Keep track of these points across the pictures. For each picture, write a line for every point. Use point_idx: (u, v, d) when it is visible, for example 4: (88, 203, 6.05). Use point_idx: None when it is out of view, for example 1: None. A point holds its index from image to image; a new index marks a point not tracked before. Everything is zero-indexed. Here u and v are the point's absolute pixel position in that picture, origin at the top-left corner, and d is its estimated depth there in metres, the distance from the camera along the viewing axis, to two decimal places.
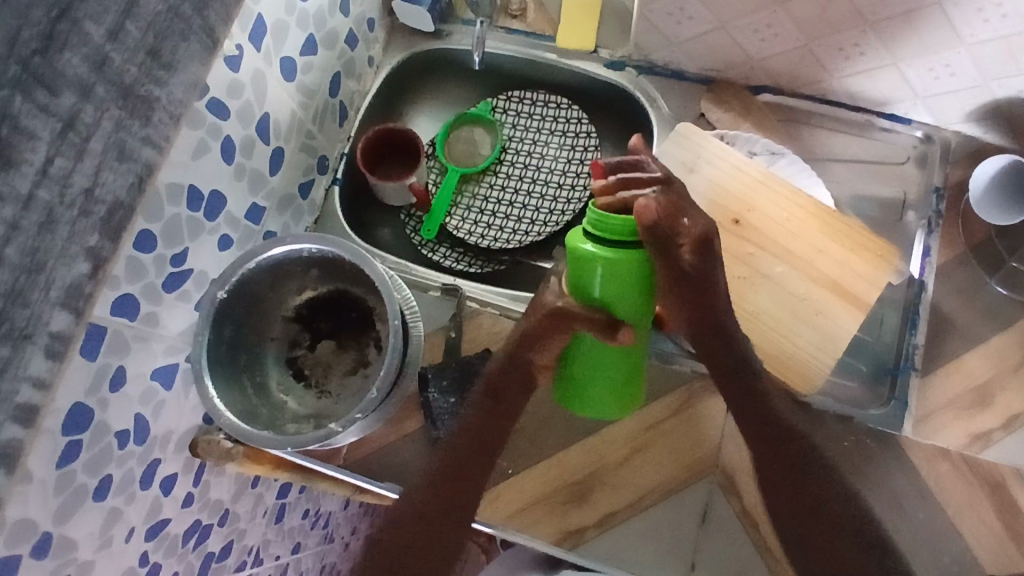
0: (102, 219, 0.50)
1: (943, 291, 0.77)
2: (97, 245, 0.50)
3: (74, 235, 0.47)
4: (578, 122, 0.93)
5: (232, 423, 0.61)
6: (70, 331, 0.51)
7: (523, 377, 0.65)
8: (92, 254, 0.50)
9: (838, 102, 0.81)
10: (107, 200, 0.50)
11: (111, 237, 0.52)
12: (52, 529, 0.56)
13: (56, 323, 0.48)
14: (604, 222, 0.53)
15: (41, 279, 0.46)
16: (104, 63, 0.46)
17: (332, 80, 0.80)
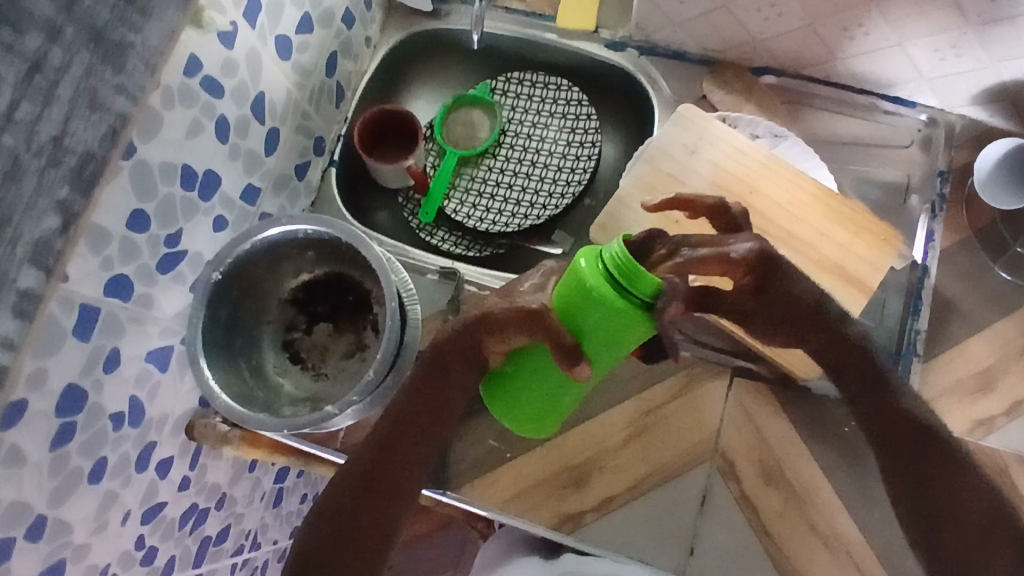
0: (71, 171, 0.48)
1: (946, 276, 0.77)
2: (68, 199, 0.49)
3: (42, 187, 0.45)
4: (578, 104, 0.91)
5: (229, 405, 0.61)
6: (40, 290, 0.48)
7: (475, 350, 0.59)
8: (61, 209, 0.48)
9: (841, 85, 0.80)
10: (78, 150, 0.48)
11: (83, 191, 0.50)
12: (47, 512, 0.56)
13: (24, 280, 0.46)
14: (622, 260, 0.48)
15: (7, 233, 0.44)
16: (73, 4, 0.44)
17: (328, 60, 0.79)
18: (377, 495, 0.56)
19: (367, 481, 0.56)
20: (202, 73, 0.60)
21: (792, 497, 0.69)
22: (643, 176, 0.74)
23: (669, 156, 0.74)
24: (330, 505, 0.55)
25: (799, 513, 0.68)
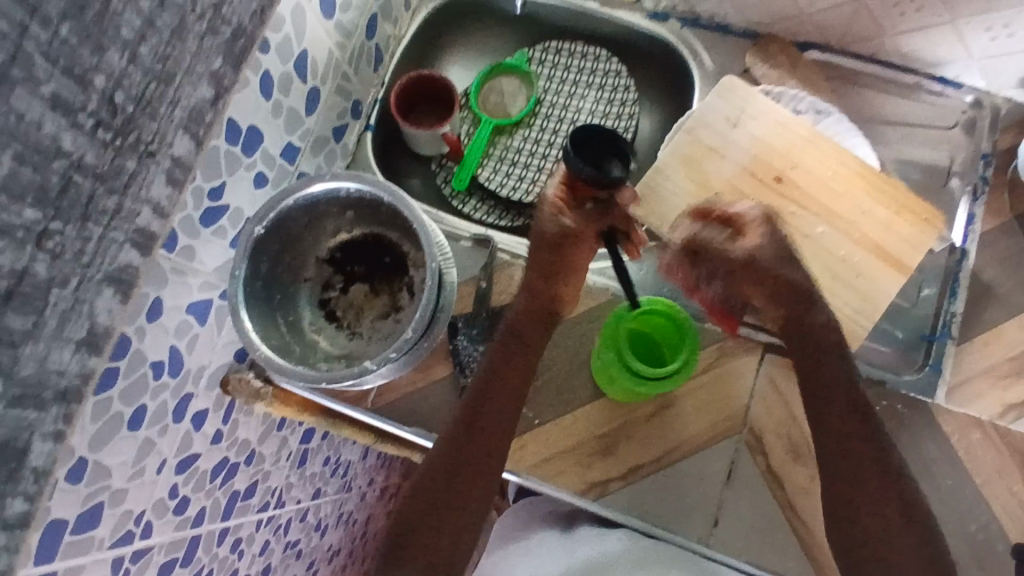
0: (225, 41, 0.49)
1: (985, 259, 0.75)
2: (220, 70, 0.50)
3: (201, 51, 0.47)
4: (617, 75, 0.91)
5: (267, 357, 0.61)
6: (189, 158, 0.50)
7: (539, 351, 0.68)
8: (214, 80, 0.49)
9: (887, 63, 0.79)
10: (232, 23, 0.49)
11: (233, 64, 0.51)
12: (87, 455, 0.57)
13: (178, 146, 0.48)
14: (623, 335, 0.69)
15: (169, 92, 0.45)
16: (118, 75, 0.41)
17: (369, 22, 0.79)
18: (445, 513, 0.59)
19: (439, 494, 0.59)
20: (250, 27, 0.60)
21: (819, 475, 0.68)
22: (681, 148, 0.73)
23: (710, 129, 0.73)
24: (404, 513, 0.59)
25: None
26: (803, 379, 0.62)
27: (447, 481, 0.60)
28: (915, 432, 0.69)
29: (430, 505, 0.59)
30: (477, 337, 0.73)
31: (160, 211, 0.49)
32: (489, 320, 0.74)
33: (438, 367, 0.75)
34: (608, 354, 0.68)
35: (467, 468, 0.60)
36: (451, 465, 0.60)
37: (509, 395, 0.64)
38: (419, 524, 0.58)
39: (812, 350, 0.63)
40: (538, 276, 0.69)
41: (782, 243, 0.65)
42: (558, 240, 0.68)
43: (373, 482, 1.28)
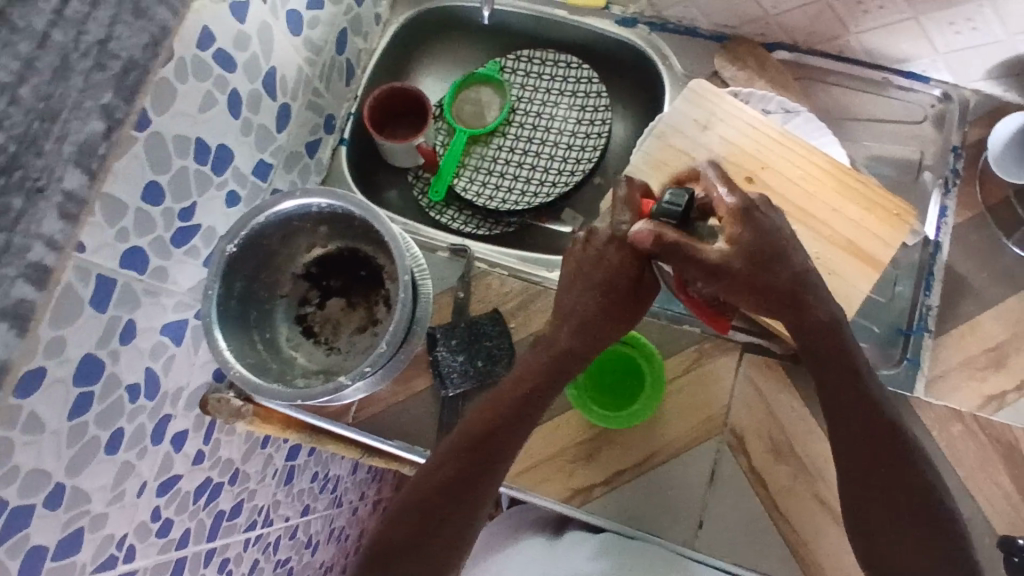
0: (115, 74, 0.46)
1: (957, 252, 0.76)
2: (112, 104, 0.46)
3: (88, 88, 0.45)
4: (588, 81, 0.91)
5: (243, 375, 0.61)
6: (86, 194, 0.46)
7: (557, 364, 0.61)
8: (105, 113, 0.46)
9: (853, 60, 0.80)
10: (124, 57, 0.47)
11: (126, 96, 0.47)
12: (65, 481, 0.56)
13: (71, 181, 0.45)
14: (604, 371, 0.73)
15: (55, 130, 0.44)
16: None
17: (339, 37, 0.79)
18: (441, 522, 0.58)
19: (437, 503, 0.59)
20: (214, 47, 0.60)
21: (802, 473, 0.68)
22: (653, 152, 0.73)
23: (680, 132, 0.74)
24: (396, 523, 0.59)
25: (808, 489, 0.68)
26: (837, 383, 0.57)
27: (448, 492, 0.59)
28: None
29: (422, 519, 0.58)
30: (456, 348, 0.72)
31: (56, 246, 0.45)
32: (467, 329, 0.73)
33: (418, 380, 0.74)
34: (573, 391, 0.70)
35: (469, 479, 0.59)
36: (452, 475, 0.59)
37: (528, 407, 0.60)
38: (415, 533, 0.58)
39: (835, 355, 0.57)
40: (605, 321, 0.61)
41: (758, 242, 0.55)
42: (627, 285, 0.61)
43: (363, 497, 1.27)
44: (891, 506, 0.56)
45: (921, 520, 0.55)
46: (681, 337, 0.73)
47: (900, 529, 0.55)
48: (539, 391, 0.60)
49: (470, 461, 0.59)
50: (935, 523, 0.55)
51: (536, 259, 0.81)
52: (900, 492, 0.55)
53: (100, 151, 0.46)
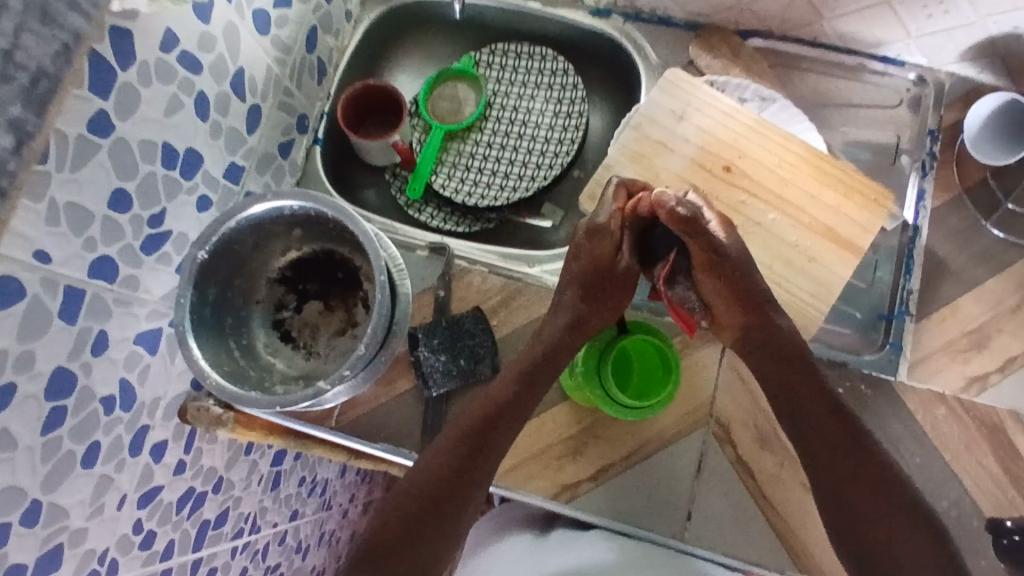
0: (23, 88, 0.44)
1: (937, 235, 0.76)
2: (22, 117, 0.45)
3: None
4: (564, 74, 0.90)
5: (220, 384, 0.60)
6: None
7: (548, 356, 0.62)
8: (14, 127, 0.45)
9: (830, 46, 0.79)
10: (31, 67, 0.44)
11: (36, 110, 0.47)
12: (41, 497, 0.55)
13: None
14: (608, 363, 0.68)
15: None
16: None
17: (309, 35, 0.78)
18: (430, 523, 0.58)
19: (429, 495, 0.59)
20: (177, 48, 0.60)
21: (787, 460, 0.68)
22: (630, 144, 0.73)
23: (657, 123, 0.73)
24: (391, 518, 0.59)
25: (795, 476, 0.68)
26: (801, 382, 0.60)
27: (443, 486, 0.59)
28: (878, 410, 0.69)
29: (416, 511, 0.59)
30: (439, 347, 0.71)
31: None
32: (449, 328, 0.72)
33: (401, 381, 0.73)
34: (596, 390, 0.67)
35: (459, 481, 0.59)
36: (443, 477, 0.59)
37: (523, 401, 0.61)
38: (402, 533, 0.58)
39: (791, 355, 0.60)
40: (593, 316, 0.63)
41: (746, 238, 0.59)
42: (598, 277, 0.63)
43: (353, 499, 1.26)
44: (874, 502, 0.56)
45: (905, 518, 0.55)
46: (665, 328, 0.73)
47: (885, 519, 0.55)
48: (525, 392, 0.61)
49: (461, 462, 0.59)
50: (918, 520, 0.55)
51: (518, 256, 0.79)
52: (882, 487, 0.56)
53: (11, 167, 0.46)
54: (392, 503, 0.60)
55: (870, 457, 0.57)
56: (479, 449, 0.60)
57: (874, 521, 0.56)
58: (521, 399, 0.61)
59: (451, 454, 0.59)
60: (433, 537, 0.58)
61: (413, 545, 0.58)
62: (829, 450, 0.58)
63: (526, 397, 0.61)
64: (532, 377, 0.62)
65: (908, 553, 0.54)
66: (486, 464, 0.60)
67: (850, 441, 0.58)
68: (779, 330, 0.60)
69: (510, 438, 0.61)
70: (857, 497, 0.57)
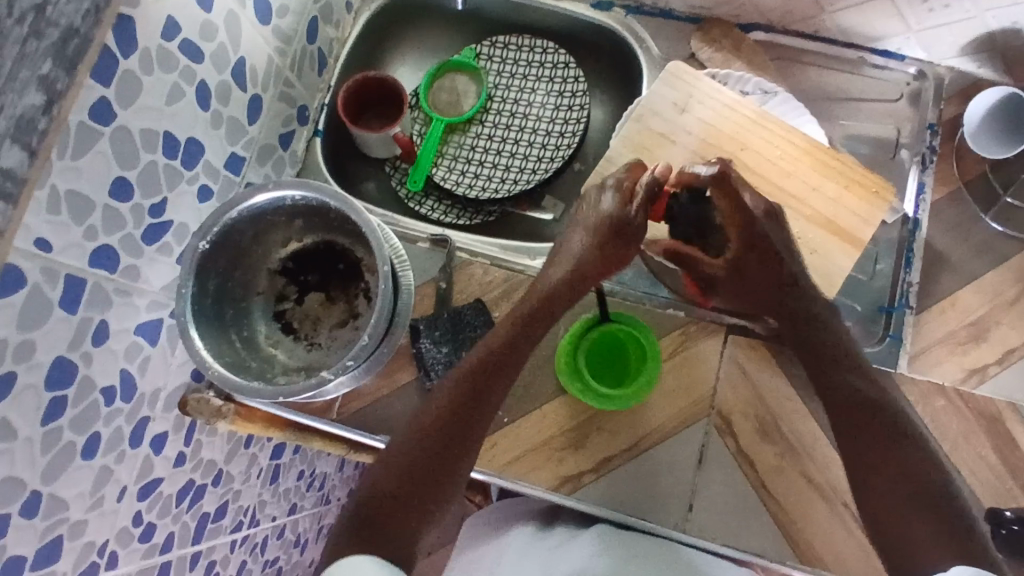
0: (55, 44, 0.46)
1: (936, 228, 0.77)
2: (51, 75, 0.46)
3: (22, 57, 0.43)
4: (565, 66, 0.90)
5: (222, 374, 0.60)
6: (24, 171, 0.46)
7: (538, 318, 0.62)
8: (45, 85, 0.46)
9: (830, 40, 0.80)
10: (60, 24, 0.45)
11: (68, 69, 0.48)
12: (41, 488, 0.55)
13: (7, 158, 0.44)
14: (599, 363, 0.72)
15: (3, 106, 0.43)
16: None
17: (310, 26, 0.77)
18: (424, 486, 0.57)
19: (424, 455, 0.58)
20: (178, 37, 0.59)
21: (788, 452, 0.68)
22: (632, 136, 0.73)
23: (659, 115, 0.73)
24: (383, 482, 0.57)
25: (796, 467, 0.68)
26: (832, 368, 0.61)
27: (438, 447, 0.58)
28: None
29: (413, 471, 0.57)
30: (441, 339, 0.71)
31: None
32: (450, 320, 0.72)
33: (403, 372, 0.73)
34: (575, 385, 0.69)
35: (452, 442, 0.59)
36: (436, 438, 0.58)
37: (513, 360, 0.61)
38: (397, 498, 0.56)
39: (829, 356, 0.61)
40: (596, 265, 0.63)
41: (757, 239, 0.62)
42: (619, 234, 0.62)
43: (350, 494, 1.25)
44: (884, 484, 0.55)
45: (922, 505, 0.53)
46: (666, 320, 0.73)
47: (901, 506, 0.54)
48: (515, 350, 0.62)
49: (454, 422, 0.59)
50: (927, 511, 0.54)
51: (519, 248, 0.80)
52: (892, 473, 0.55)
53: (41, 126, 0.47)
54: (381, 468, 0.58)
55: (888, 439, 0.57)
56: (471, 407, 0.60)
57: (890, 508, 0.55)
58: (513, 357, 0.61)
59: (444, 414, 0.59)
60: (427, 502, 0.57)
61: (407, 509, 0.56)
62: (847, 431, 0.59)
63: (516, 357, 0.61)
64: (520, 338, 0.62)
65: (920, 531, 0.52)
66: (477, 425, 0.60)
67: (867, 420, 0.58)
68: (798, 301, 0.62)
69: (499, 398, 0.61)
70: (871, 480, 0.56)
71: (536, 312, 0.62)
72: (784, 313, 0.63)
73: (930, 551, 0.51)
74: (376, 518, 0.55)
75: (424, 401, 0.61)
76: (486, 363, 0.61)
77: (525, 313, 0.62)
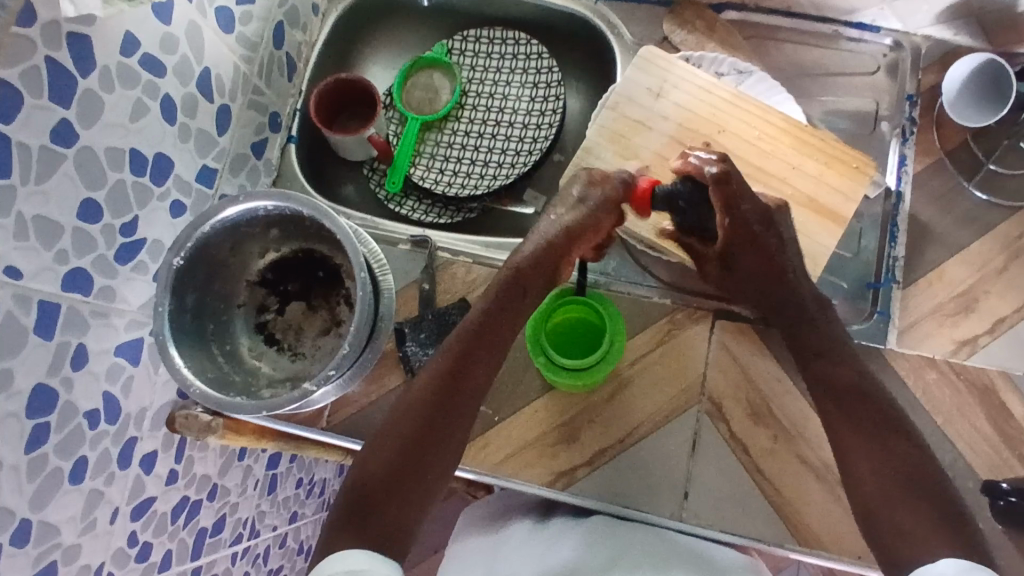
0: None
1: (920, 200, 0.76)
2: None
3: None
4: (539, 57, 0.89)
5: (203, 391, 0.59)
6: None
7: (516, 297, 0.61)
8: None
9: (803, 15, 0.79)
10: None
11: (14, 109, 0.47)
12: (31, 516, 0.54)
13: None
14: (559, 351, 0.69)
15: None
16: None
17: (276, 31, 0.76)
18: (415, 469, 0.55)
19: (413, 438, 0.56)
20: (137, 51, 0.58)
21: (782, 435, 0.68)
22: (608, 125, 0.72)
23: (634, 102, 0.72)
24: (374, 469, 0.55)
25: (789, 449, 0.68)
26: (818, 350, 0.61)
27: (427, 429, 0.57)
28: None
29: (403, 455, 0.56)
30: (426, 341, 0.71)
31: None
32: (435, 322, 0.71)
33: (390, 377, 0.72)
34: (540, 359, 0.68)
35: (436, 427, 0.57)
36: (422, 421, 0.57)
37: (494, 335, 0.60)
38: (386, 484, 0.54)
39: (814, 345, 0.61)
40: (566, 248, 0.61)
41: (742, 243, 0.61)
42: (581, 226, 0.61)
43: None
44: (875, 473, 0.55)
45: (914, 495, 0.53)
46: (653, 310, 0.72)
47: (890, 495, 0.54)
48: (495, 327, 0.60)
49: (438, 407, 0.57)
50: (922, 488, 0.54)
51: (501, 244, 0.78)
52: (877, 457, 0.55)
53: None
54: (369, 456, 0.56)
55: (881, 428, 0.56)
56: (454, 389, 0.58)
57: (877, 494, 0.54)
58: (495, 334, 0.60)
59: (427, 395, 0.58)
60: (419, 484, 0.55)
61: (396, 497, 0.54)
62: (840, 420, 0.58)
63: (496, 334, 0.60)
64: (500, 315, 0.60)
65: (910, 521, 0.52)
66: (464, 406, 0.58)
67: (860, 405, 0.57)
68: (787, 299, 0.62)
69: (484, 380, 0.60)
70: (862, 467, 0.56)
71: (510, 285, 0.61)
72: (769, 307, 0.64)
73: (922, 541, 0.50)
74: (364, 506, 0.53)
75: (408, 385, 0.59)
76: (467, 340, 0.59)
77: (502, 291, 0.61)
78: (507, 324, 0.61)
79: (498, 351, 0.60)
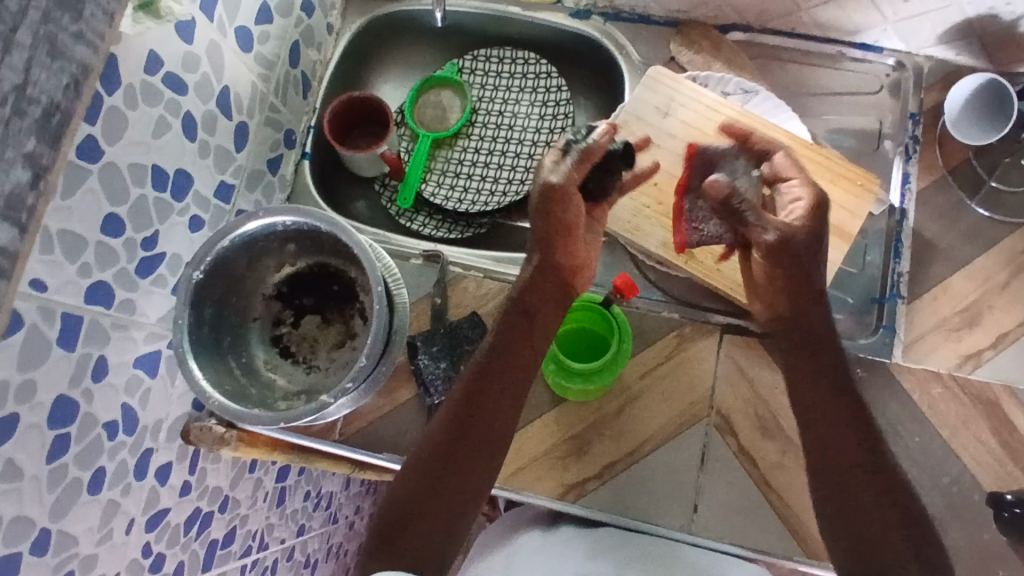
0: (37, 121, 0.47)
1: (923, 216, 0.77)
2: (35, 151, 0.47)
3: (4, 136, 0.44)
4: (547, 76, 0.91)
5: (222, 404, 0.60)
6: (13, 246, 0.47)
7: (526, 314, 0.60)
8: (30, 161, 0.47)
9: (808, 35, 0.81)
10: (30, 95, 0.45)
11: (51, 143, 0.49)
12: (51, 525, 0.55)
13: None
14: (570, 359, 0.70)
15: None
16: None
17: (292, 50, 0.78)
18: (440, 495, 0.54)
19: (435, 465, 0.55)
20: (161, 70, 0.60)
21: (790, 448, 0.69)
22: None
23: (643, 120, 0.74)
24: (398, 499, 0.54)
25: (798, 463, 0.68)
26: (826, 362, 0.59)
27: (447, 454, 0.55)
28: (877, 393, 0.69)
29: (426, 481, 0.54)
30: (438, 354, 0.71)
31: None
32: (448, 336, 0.72)
33: (402, 390, 0.74)
34: (551, 365, 0.69)
35: (458, 452, 0.55)
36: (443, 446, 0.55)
37: (511, 352, 0.58)
38: (410, 512, 0.53)
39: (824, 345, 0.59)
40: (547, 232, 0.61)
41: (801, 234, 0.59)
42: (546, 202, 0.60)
43: (359, 510, 1.25)
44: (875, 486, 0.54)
45: None
46: (661, 324, 0.73)
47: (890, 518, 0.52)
48: (509, 345, 0.58)
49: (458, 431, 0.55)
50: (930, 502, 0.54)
51: (512, 260, 0.80)
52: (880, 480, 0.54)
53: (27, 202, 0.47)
54: (395, 487, 0.55)
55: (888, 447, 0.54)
56: (474, 411, 0.56)
57: None
58: (510, 352, 0.58)
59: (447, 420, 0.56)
60: (446, 512, 0.54)
61: (421, 525, 0.53)
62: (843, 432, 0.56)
63: (513, 351, 0.58)
64: (514, 332, 0.59)
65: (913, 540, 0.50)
66: (487, 433, 0.56)
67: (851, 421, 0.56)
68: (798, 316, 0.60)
69: (508, 401, 0.57)
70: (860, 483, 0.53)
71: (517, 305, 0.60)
72: (795, 333, 0.60)
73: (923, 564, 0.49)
74: (389, 539, 0.52)
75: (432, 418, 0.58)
76: (484, 362, 0.58)
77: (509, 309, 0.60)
78: (526, 346, 0.59)
79: (520, 376, 0.58)
